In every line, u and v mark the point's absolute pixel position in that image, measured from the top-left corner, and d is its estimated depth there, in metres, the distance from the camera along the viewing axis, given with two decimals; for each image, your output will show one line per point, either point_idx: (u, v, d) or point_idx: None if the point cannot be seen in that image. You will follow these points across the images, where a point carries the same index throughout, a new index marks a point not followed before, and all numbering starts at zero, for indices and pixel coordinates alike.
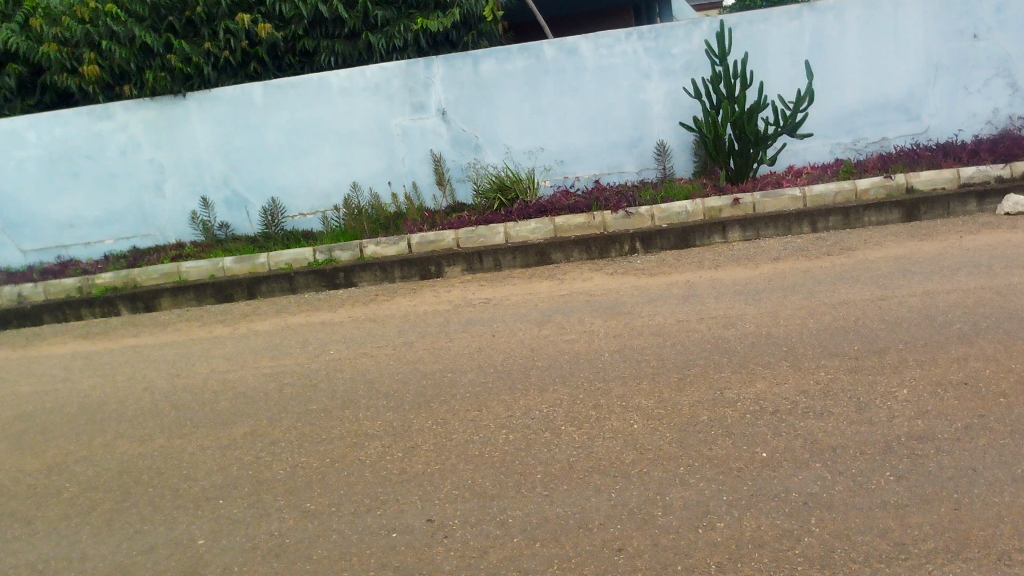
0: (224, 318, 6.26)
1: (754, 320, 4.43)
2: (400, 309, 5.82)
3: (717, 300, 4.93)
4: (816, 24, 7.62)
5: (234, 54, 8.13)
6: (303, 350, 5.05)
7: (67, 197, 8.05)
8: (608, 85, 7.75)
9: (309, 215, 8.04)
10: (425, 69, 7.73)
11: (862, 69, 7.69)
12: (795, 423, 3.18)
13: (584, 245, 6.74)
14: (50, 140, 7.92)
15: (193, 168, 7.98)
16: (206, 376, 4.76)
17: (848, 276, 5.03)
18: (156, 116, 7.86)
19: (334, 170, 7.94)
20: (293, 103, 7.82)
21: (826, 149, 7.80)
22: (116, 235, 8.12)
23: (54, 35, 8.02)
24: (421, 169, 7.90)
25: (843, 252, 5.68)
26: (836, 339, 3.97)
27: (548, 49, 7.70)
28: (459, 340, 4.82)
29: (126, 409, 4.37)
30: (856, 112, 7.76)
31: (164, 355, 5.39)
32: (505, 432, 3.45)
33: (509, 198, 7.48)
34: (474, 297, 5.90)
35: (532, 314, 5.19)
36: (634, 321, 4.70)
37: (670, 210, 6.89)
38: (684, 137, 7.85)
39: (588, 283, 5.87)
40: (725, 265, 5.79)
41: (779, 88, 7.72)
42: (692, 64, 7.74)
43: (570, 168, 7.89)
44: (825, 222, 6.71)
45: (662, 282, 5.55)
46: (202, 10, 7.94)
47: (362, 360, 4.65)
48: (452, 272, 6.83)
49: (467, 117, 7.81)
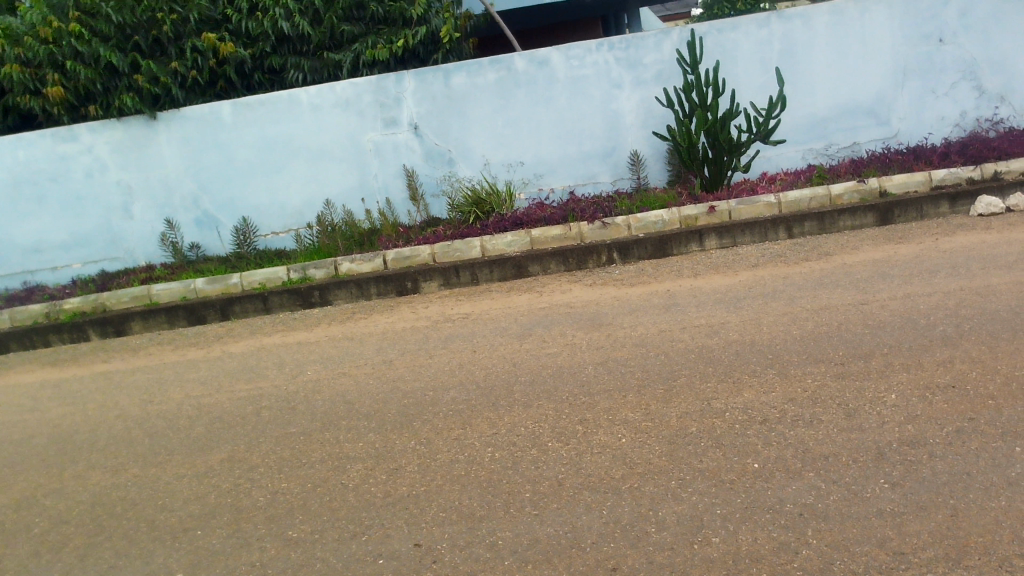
0: (197, 340, 6.13)
1: (737, 328, 4.39)
2: (378, 327, 5.73)
3: (699, 308, 4.90)
4: (784, 32, 7.66)
5: (202, 73, 8.00)
6: (279, 371, 4.95)
7: (32, 221, 7.89)
8: (580, 95, 7.74)
9: (282, 234, 7.93)
10: (396, 84, 7.67)
11: (832, 75, 7.74)
12: (785, 432, 3.14)
13: (561, 257, 6.70)
14: (14, 164, 7.77)
15: (162, 188, 7.85)
16: (180, 401, 4.64)
17: (828, 282, 5.02)
18: (124, 137, 7.73)
19: (306, 188, 7.85)
20: (263, 121, 7.72)
21: (798, 155, 7.84)
22: (84, 258, 7.96)
23: (16, 56, 7.80)
24: (394, 185, 7.83)
25: (821, 257, 5.68)
26: (821, 345, 3.93)
27: (519, 61, 7.67)
28: (440, 356, 4.74)
29: (98, 437, 4.24)
30: (827, 118, 7.81)
31: (137, 380, 5.25)
32: (491, 450, 3.37)
33: (484, 211, 7.41)
34: (453, 312, 5.82)
35: (512, 328, 5.13)
36: (617, 332, 4.65)
37: (646, 220, 6.86)
38: (657, 146, 7.85)
39: (567, 295, 5.82)
40: (704, 273, 5.77)
41: (750, 95, 7.75)
42: (664, 73, 7.74)
43: (545, 180, 7.85)
44: (801, 228, 6.72)
45: (643, 293, 5.50)
46: (168, 29, 7.80)
47: (341, 381, 4.56)
48: (429, 287, 6.75)
49: (440, 131, 7.75)
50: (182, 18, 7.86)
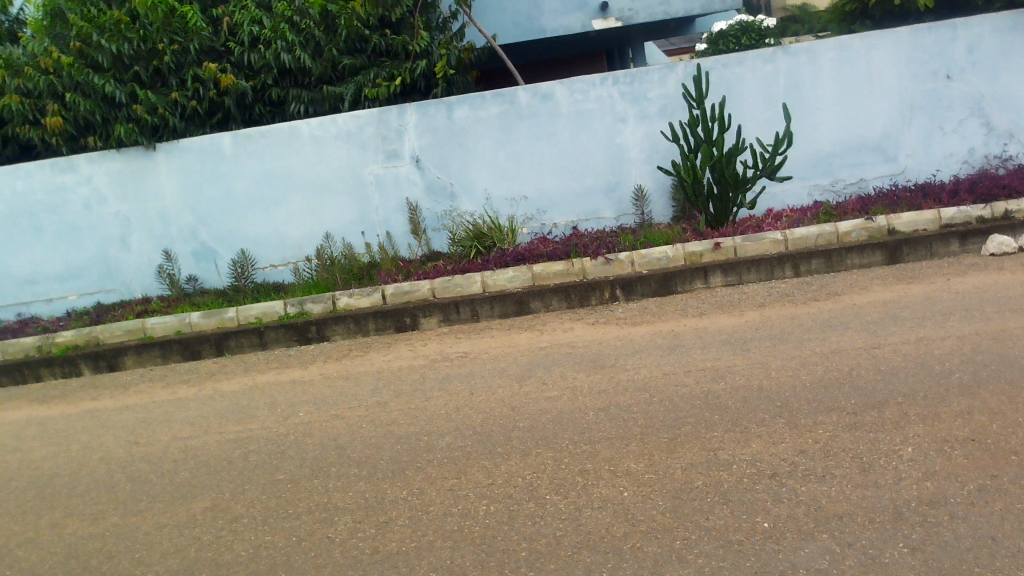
0: (189, 377, 5.98)
1: (744, 372, 4.23)
2: (374, 365, 5.58)
3: (704, 350, 4.75)
4: (790, 67, 7.58)
5: (202, 103, 7.94)
6: (270, 411, 4.80)
7: (28, 252, 7.79)
8: (584, 130, 7.65)
9: (280, 267, 7.83)
10: (398, 116, 7.58)
11: (838, 111, 7.65)
12: (796, 488, 2.97)
13: (563, 293, 6.57)
14: (12, 194, 7.69)
15: (160, 220, 7.75)
16: (167, 443, 4.49)
17: (837, 323, 4.87)
18: (122, 168, 7.65)
19: (306, 221, 7.75)
20: (263, 153, 7.63)
21: (804, 191, 7.75)
22: (80, 290, 7.86)
23: (16, 86, 7.77)
24: (395, 218, 7.73)
25: (830, 297, 5.53)
26: (832, 392, 3.77)
27: (522, 95, 7.58)
28: (437, 398, 4.58)
29: (79, 482, 4.09)
30: (833, 154, 7.71)
31: (125, 419, 5.10)
32: (486, 503, 3.20)
33: (486, 246, 7.29)
34: (452, 350, 5.68)
35: (511, 368, 4.98)
36: (619, 375, 4.50)
37: (650, 257, 6.71)
38: (662, 182, 7.75)
39: (568, 333, 5.67)
40: (709, 313, 5.63)
41: (756, 130, 7.65)
42: (668, 107, 7.65)
43: (547, 215, 7.76)
44: (808, 265, 6.58)
45: (646, 332, 5.35)
46: (169, 60, 7.71)
47: (333, 423, 4.40)
48: (428, 323, 6.61)
49: (441, 165, 7.66)
50: (183, 49, 7.78)
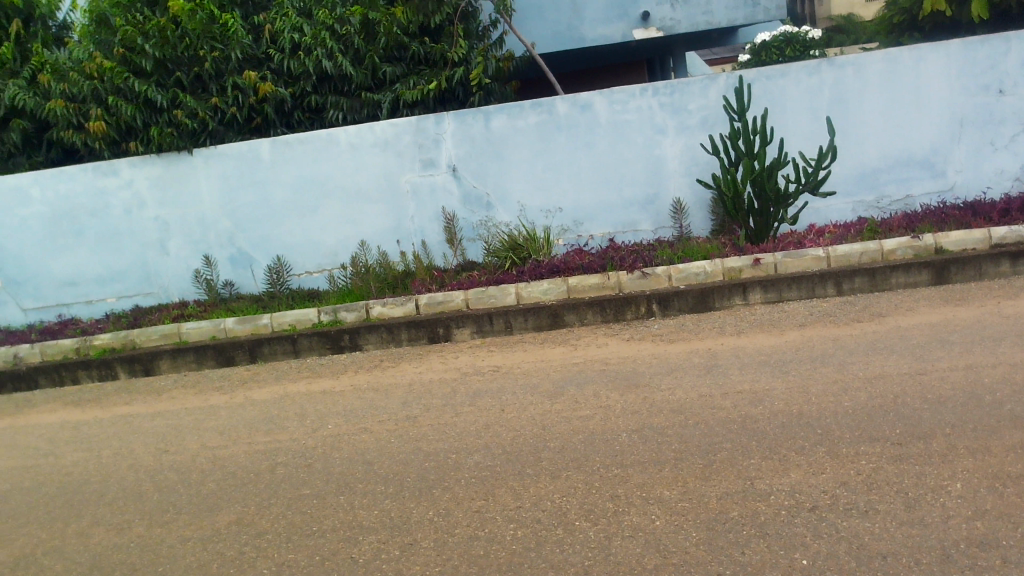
0: (221, 384, 5.98)
1: (783, 397, 4.10)
2: (404, 377, 5.53)
3: (742, 371, 4.62)
4: (835, 80, 7.40)
5: (241, 110, 7.97)
6: (300, 423, 4.76)
7: (70, 254, 7.89)
8: (623, 141, 7.54)
9: (316, 273, 7.83)
10: (435, 125, 7.55)
11: (885, 125, 7.46)
12: (837, 522, 2.85)
13: (598, 307, 6.46)
14: (55, 197, 7.79)
15: (199, 225, 7.80)
16: (196, 453, 4.48)
17: (881, 346, 4.71)
18: (163, 173, 7.71)
19: (342, 228, 7.75)
20: (300, 160, 7.64)
21: (847, 207, 7.58)
22: (119, 293, 7.94)
23: (61, 91, 7.87)
24: (430, 227, 7.70)
25: (874, 318, 5.37)
26: (876, 421, 3.63)
27: (561, 105, 7.50)
28: (468, 414, 4.51)
29: (108, 490, 4.08)
30: (879, 169, 7.52)
31: (156, 426, 5.10)
32: (514, 527, 3.12)
33: (521, 258, 7.21)
34: (484, 364, 5.60)
35: (543, 385, 4.89)
36: (654, 395, 4.38)
37: (688, 271, 6.59)
38: (701, 195, 7.62)
39: (602, 350, 5.57)
40: (747, 331, 5.49)
41: (799, 144, 7.49)
42: (709, 119, 7.51)
43: (584, 227, 7.67)
44: (851, 284, 6.40)
45: (682, 351, 5.23)
46: (210, 66, 7.77)
47: (362, 437, 4.35)
48: (461, 334, 6.55)
49: (478, 174, 7.61)
50: (223, 56, 7.82)
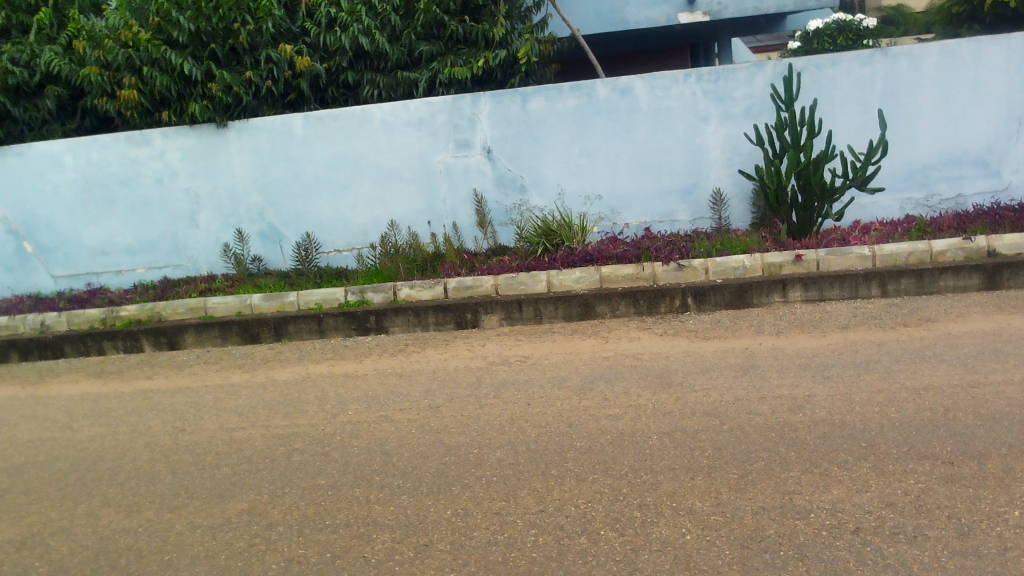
0: (243, 362, 5.88)
1: (825, 404, 3.88)
2: (430, 363, 5.37)
3: (780, 374, 4.40)
4: (889, 71, 7.09)
5: (276, 84, 7.85)
6: (319, 407, 4.64)
7: (100, 223, 7.84)
8: (663, 128, 7.30)
9: (345, 252, 7.72)
10: (471, 105, 7.36)
11: (939, 120, 7.14)
12: (883, 548, 2.65)
13: (631, 298, 6.26)
14: (87, 165, 7.73)
15: (229, 199, 7.71)
16: (212, 434, 4.37)
17: (930, 354, 4.47)
18: (195, 145, 7.62)
19: (373, 207, 7.61)
20: (333, 136, 7.50)
21: (895, 204, 7.28)
22: (148, 264, 7.89)
23: (96, 59, 7.78)
24: (463, 209, 7.54)
25: (922, 323, 5.11)
26: (925, 437, 3.41)
27: (601, 88, 7.27)
28: (492, 406, 4.35)
29: (120, 469, 3.99)
30: (930, 166, 7.21)
31: (175, 403, 5.02)
32: (535, 533, 2.96)
33: (554, 244, 7.02)
34: (511, 353, 5.43)
35: (572, 379, 4.71)
36: (687, 396, 4.19)
37: (726, 265, 6.37)
38: (742, 186, 7.36)
39: (633, 344, 5.37)
40: (787, 331, 5.26)
41: (848, 137, 7.19)
42: (754, 108, 7.24)
43: (620, 215, 7.46)
44: (896, 285, 6.13)
45: (718, 349, 5.02)
46: (245, 39, 7.65)
47: (382, 426, 4.21)
48: (490, 321, 6.39)
49: (513, 157, 7.42)
50: (256, 30, 7.66)
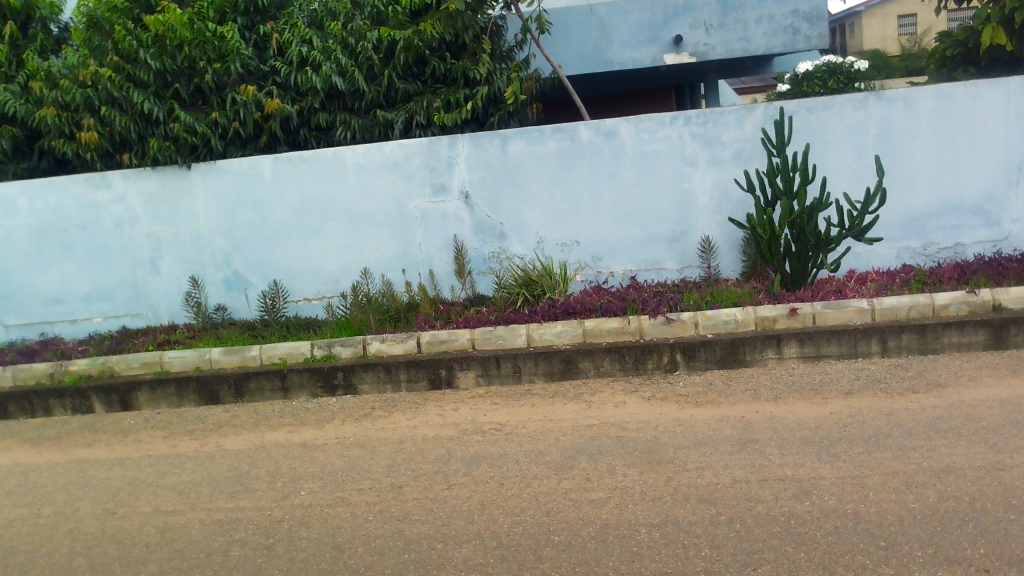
0: (194, 428, 5.38)
1: (833, 489, 3.45)
2: (397, 431, 4.90)
3: (781, 450, 3.96)
4: (883, 115, 6.77)
5: (244, 126, 7.43)
6: (269, 486, 4.16)
7: (56, 269, 7.37)
8: (649, 172, 6.93)
9: (314, 301, 7.27)
10: (449, 148, 6.97)
11: (935, 167, 6.81)
12: None
13: (616, 354, 5.82)
14: (43, 208, 7.27)
15: (193, 245, 7.26)
16: (146, 518, 3.89)
17: (945, 427, 4.06)
18: (157, 188, 7.18)
19: (344, 253, 7.18)
20: (303, 179, 7.09)
21: (892, 253, 6.93)
22: (106, 312, 7.41)
23: (54, 99, 7.37)
24: (439, 256, 7.13)
25: (932, 389, 4.71)
26: (953, 536, 3.01)
27: (584, 131, 6.91)
28: (462, 487, 3.89)
29: (34, 566, 3.49)
30: (927, 214, 6.87)
31: (111, 478, 4.51)
32: None
33: (534, 295, 6.61)
34: (485, 420, 4.97)
35: (550, 454, 4.24)
36: (679, 476, 3.75)
37: (717, 318, 5.97)
38: (732, 233, 6.99)
39: (618, 410, 4.92)
40: (786, 397, 4.82)
41: (842, 184, 6.84)
42: (744, 152, 6.89)
43: (604, 263, 7.06)
44: (898, 341, 5.73)
45: (710, 418, 4.58)
46: (211, 79, 7.28)
47: (338, 510, 3.75)
48: (465, 379, 5.93)
49: (492, 201, 7.02)
50: (225, 68, 7.28)
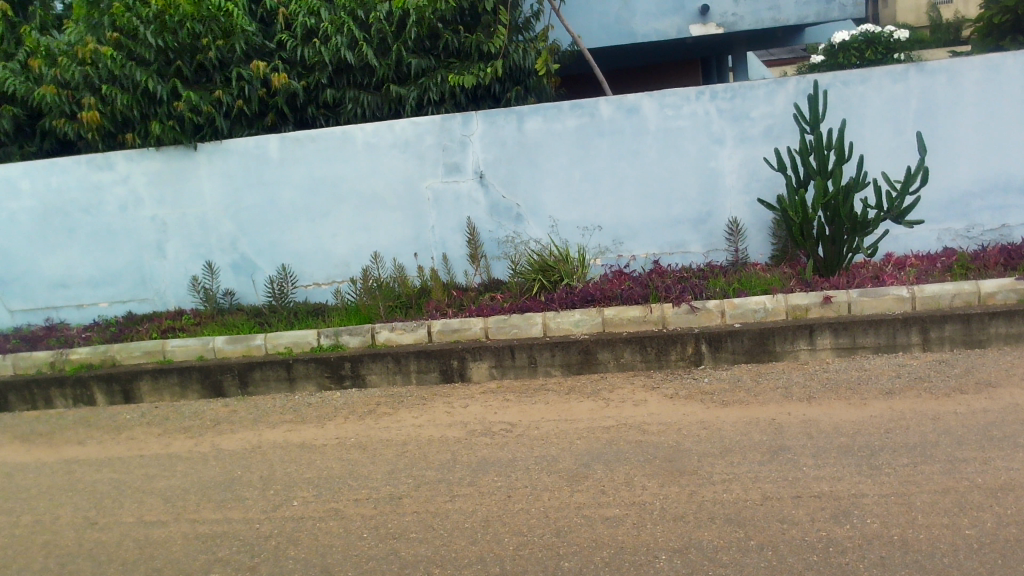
0: (190, 425, 5.11)
1: (877, 509, 3.10)
2: (401, 431, 4.60)
3: (816, 460, 3.60)
4: (925, 88, 6.30)
5: (249, 103, 7.09)
6: (261, 494, 3.87)
7: (60, 253, 7.12)
8: (673, 151, 6.53)
9: (324, 286, 6.97)
10: (462, 125, 6.61)
11: (980, 143, 6.34)
12: None
13: (637, 345, 5.46)
14: (45, 190, 7.01)
15: (199, 228, 6.97)
16: (127, 531, 3.61)
17: (998, 435, 3.68)
18: (161, 169, 6.89)
19: (354, 236, 6.85)
20: (310, 159, 6.76)
21: (932, 236, 6.49)
22: (111, 297, 7.15)
23: (53, 77, 7.07)
24: (453, 239, 6.79)
25: (982, 389, 4.31)
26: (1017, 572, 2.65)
27: (604, 107, 6.52)
28: (467, 499, 3.58)
29: None
30: (970, 194, 6.41)
31: (96, 482, 4.24)
32: None
33: (552, 280, 6.25)
34: (495, 419, 4.65)
35: (563, 461, 3.91)
36: (703, 490, 3.42)
37: (745, 307, 5.59)
38: (760, 214, 6.58)
39: (638, 409, 4.58)
40: (821, 397, 4.45)
41: (880, 163, 6.39)
42: (775, 129, 6.46)
43: (625, 246, 6.69)
44: (940, 332, 5.30)
45: (738, 420, 4.22)
46: (214, 56, 6.91)
47: (331, 525, 3.45)
48: (478, 371, 5.61)
49: (508, 182, 6.66)
50: (228, 45, 6.93)
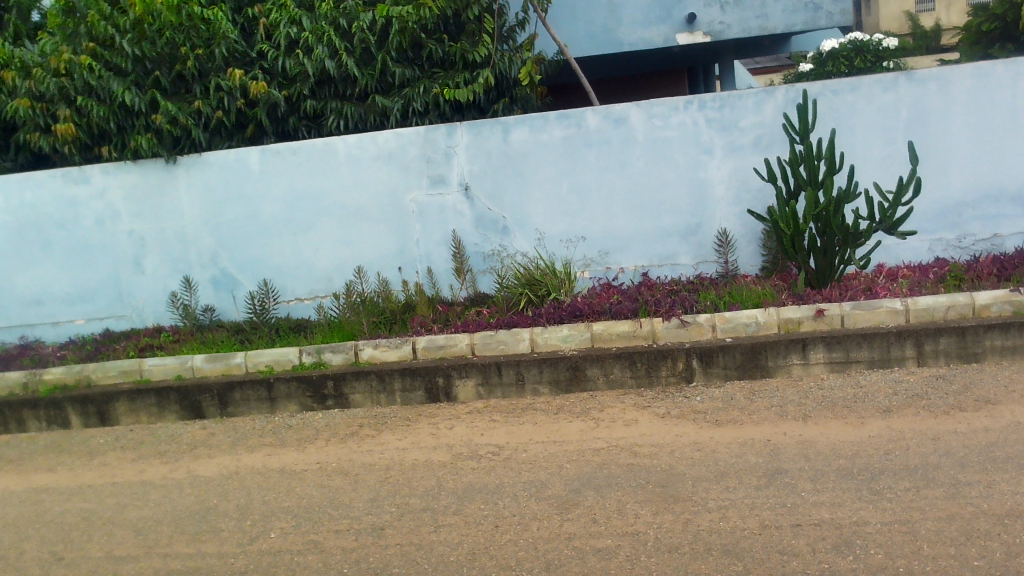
0: (166, 449, 4.93)
1: (881, 539, 2.96)
2: (385, 455, 4.44)
3: (814, 485, 3.47)
4: (915, 97, 6.21)
5: (228, 114, 6.92)
6: (236, 525, 3.70)
7: (35, 270, 6.92)
8: (662, 161, 6.41)
9: (306, 301, 6.80)
10: (447, 136, 6.47)
11: (971, 151, 6.26)
12: None
13: (627, 361, 5.32)
14: (20, 205, 6.82)
15: (178, 242, 6.79)
16: (94, 567, 3.43)
17: (1002, 456, 3.56)
18: (139, 183, 6.71)
19: (336, 250, 6.69)
20: (292, 171, 6.60)
21: (924, 246, 6.39)
22: (88, 314, 6.95)
23: (27, 89, 6.87)
24: (438, 252, 6.64)
25: (982, 406, 4.20)
26: None
27: (591, 117, 6.39)
28: (452, 530, 3.42)
29: None
30: (962, 203, 6.32)
31: (64, 513, 4.06)
32: None
33: (540, 295, 6.11)
34: (481, 441, 4.50)
35: (552, 486, 3.77)
36: (698, 518, 3.28)
37: (736, 321, 5.47)
38: (750, 225, 6.47)
39: (629, 430, 4.44)
40: (817, 415, 4.32)
41: (871, 172, 6.29)
42: (765, 139, 6.35)
43: (613, 258, 6.56)
44: (935, 345, 5.18)
45: (732, 441, 4.09)
46: (192, 65, 6.74)
47: (309, 559, 3.28)
48: (464, 389, 5.45)
49: (494, 194, 6.52)
50: (207, 54, 6.78)
